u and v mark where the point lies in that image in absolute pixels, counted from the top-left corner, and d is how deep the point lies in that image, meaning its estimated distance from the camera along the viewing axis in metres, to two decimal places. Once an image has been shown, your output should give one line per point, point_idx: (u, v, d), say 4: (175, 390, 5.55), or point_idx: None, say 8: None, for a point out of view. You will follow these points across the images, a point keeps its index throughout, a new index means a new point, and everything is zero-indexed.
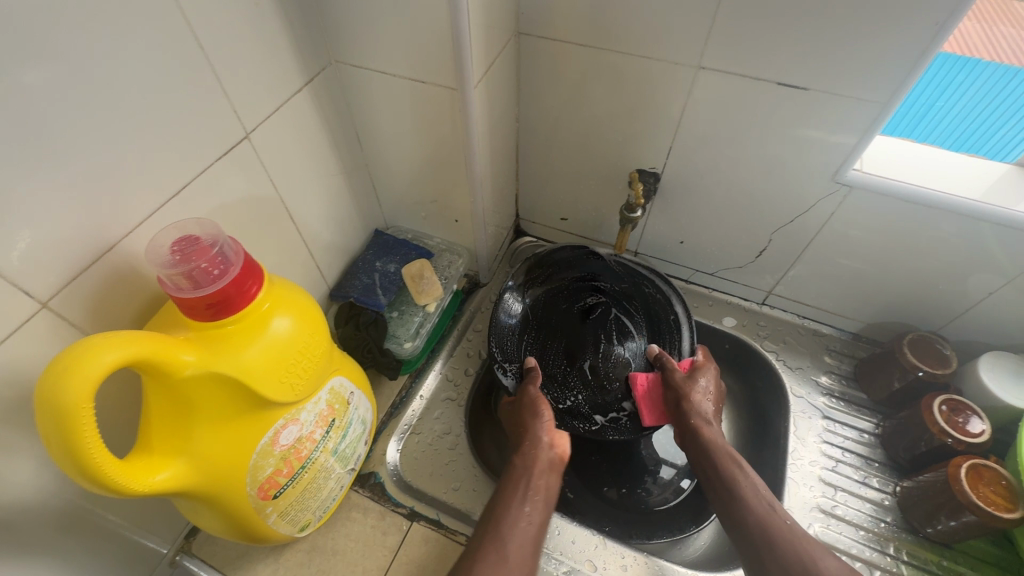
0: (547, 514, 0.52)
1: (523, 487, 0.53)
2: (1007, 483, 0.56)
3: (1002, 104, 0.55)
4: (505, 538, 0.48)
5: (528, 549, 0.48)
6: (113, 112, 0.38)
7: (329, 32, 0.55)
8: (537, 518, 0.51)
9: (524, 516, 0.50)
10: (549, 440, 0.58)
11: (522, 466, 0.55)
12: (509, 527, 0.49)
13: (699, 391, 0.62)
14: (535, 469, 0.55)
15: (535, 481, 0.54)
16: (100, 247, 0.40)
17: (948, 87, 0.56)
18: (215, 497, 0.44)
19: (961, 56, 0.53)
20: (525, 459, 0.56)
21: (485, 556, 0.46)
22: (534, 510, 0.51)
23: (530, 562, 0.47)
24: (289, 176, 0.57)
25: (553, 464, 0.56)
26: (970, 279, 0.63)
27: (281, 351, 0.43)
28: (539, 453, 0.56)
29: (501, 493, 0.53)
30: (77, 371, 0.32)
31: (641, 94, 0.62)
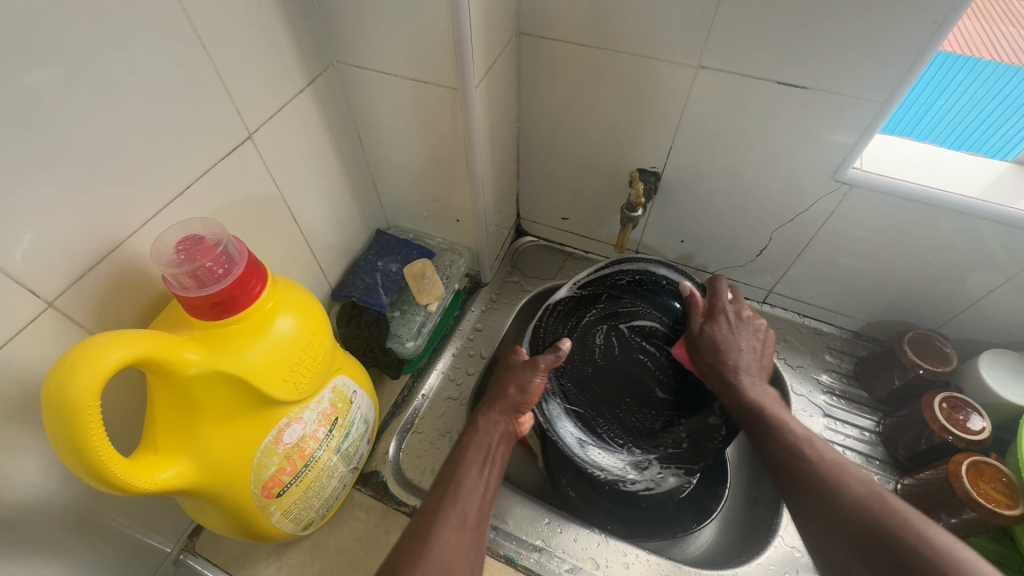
0: (497, 483, 0.52)
1: (483, 453, 0.52)
2: (1008, 480, 0.56)
3: (1002, 101, 0.56)
4: (464, 499, 0.47)
5: (483, 513, 0.47)
6: (118, 113, 0.38)
7: (331, 33, 0.55)
8: (492, 483, 0.50)
9: (482, 481, 0.49)
10: (511, 412, 0.57)
11: (486, 432, 0.54)
12: (469, 489, 0.48)
13: (716, 335, 0.63)
14: (495, 438, 0.54)
15: (492, 448, 0.53)
16: (104, 247, 0.40)
17: (948, 85, 0.56)
18: (219, 495, 0.45)
19: (962, 55, 0.53)
20: (490, 426, 0.55)
21: (445, 514, 0.45)
22: (489, 477, 0.51)
23: (482, 523, 0.47)
24: (292, 176, 0.57)
25: (508, 437, 0.56)
26: (969, 277, 0.63)
27: (284, 350, 0.44)
28: (499, 424, 0.55)
29: (461, 455, 0.51)
30: (82, 370, 0.33)
31: (641, 93, 0.62)
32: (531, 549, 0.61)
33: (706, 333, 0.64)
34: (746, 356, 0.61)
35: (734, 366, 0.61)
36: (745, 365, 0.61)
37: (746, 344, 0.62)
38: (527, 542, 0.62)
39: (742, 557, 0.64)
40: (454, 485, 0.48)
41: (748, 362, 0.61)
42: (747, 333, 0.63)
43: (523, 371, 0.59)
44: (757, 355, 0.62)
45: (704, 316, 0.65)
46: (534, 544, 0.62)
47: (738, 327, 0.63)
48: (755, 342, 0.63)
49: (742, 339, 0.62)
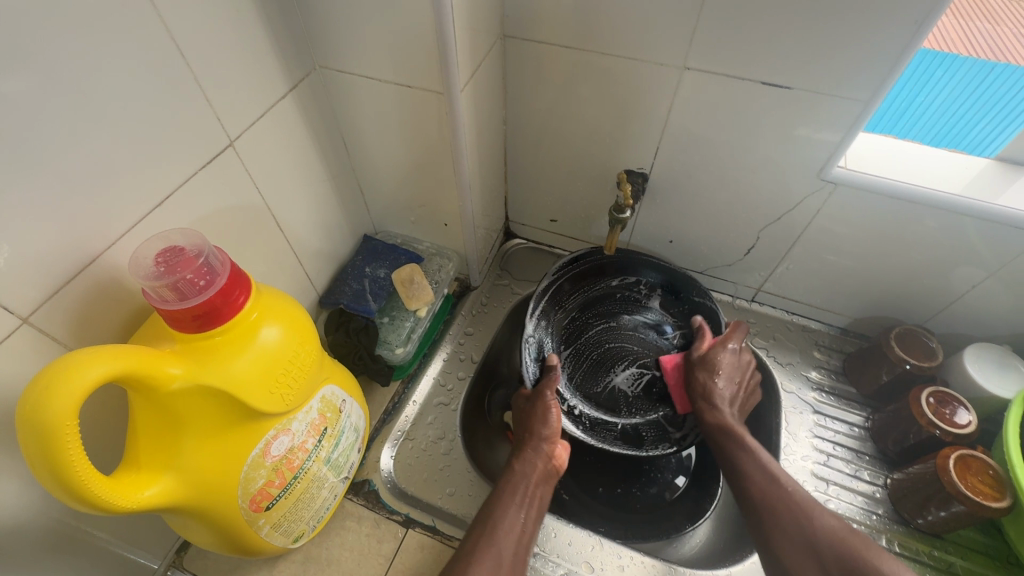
0: (535, 524, 0.55)
1: (520, 493, 0.55)
2: (995, 472, 0.57)
3: (979, 98, 0.57)
4: (500, 541, 0.51)
5: (518, 554, 0.51)
6: (93, 121, 0.37)
7: (312, 37, 0.54)
8: (529, 526, 0.54)
9: (518, 524, 0.53)
10: (548, 450, 0.59)
11: (522, 474, 0.57)
12: (505, 531, 0.51)
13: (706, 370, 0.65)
14: (533, 478, 0.57)
15: (530, 489, 0.56)
16: (81, 260, 0.39)
17: (929, 81, 0.57)
18: (206, 511, 0.44)
19: (941, 52, 0.55)
20: (525, 467, 0.58)
21: (481, 558, 0.49)
22: (525, 517, 0.54)
23: (520, 567, 0.50)
24: (275, 183, 0.56)
25: (545, 475, 0.58)
26: (954, 273, 0.64)
27: (270, 361, 0.43)
28: (537, 462, 0.58)
29: (499, 496, 0.55)
30: (59, 387, 0.32)
31: (627, 95, 0.62)
32: None
33: (705, 361, 0.65)
34: (731, 400, 0.63)
35: (714, 396, 0.63)
36: (726, 407, 0.62)
37: (733, 377, 0.64)
38: None
39: (732, 557, 0.64)
40: (491, 528, 0.51)
41: (731, 399, 0.63)
42: (733, 372, 0.65)
43: (538, 405, 0.62)
44: (739, 401, 0.64)
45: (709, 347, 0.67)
46: (528, 549, 0.61)
47: (730, 359, 0.65)
48: (738, 392, 0.64)
49: (733, 376, 0.64)
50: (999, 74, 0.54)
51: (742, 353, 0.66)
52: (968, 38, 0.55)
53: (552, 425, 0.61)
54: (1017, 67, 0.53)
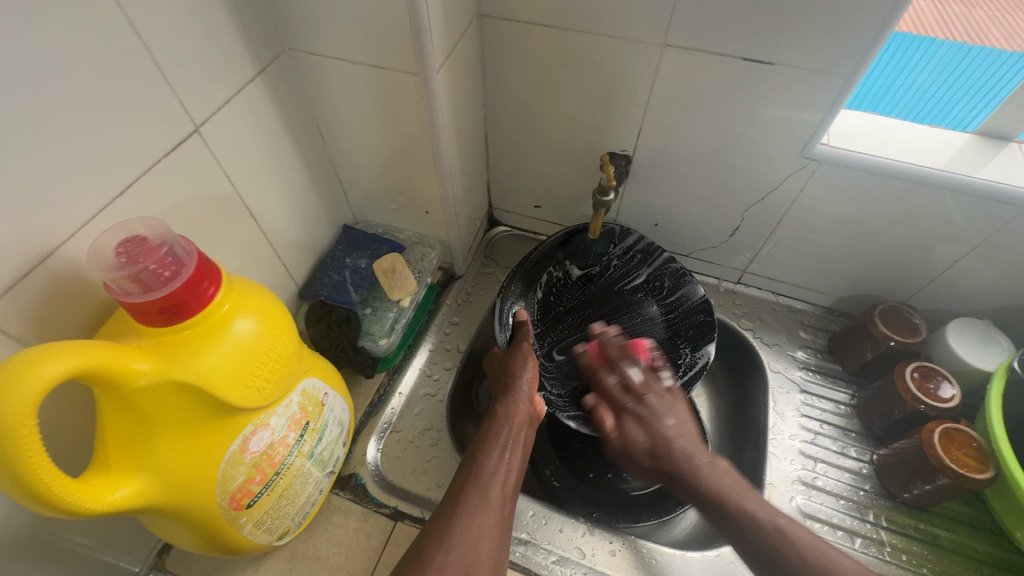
0: (521, 463, 0.54)
1: (505, 436, 0.54)
2: (979, 445, 0.57)
3: (958, 79, 0.57)
4: (487, 482, 0.50)
5: (505, 494, 0.50)
6: (42, 105, 0.35)
7: (279, 17, 0.52)
8: (515, 466, 0.53)
9: (504, 462, 0.52)
10: (528, 396, 0.59)
11: (506, 418, 0.56)
12: (491, 474, 0.50)
13: (639, 436, 0.58)
14: (516, 422, 0.56)
15: (514, 432, 0.55)
16: (36, 254, 0.37)
17: (907, 65, 0.57)
18: (184, 511, 0.42)
19: (918, 35, 0.55)
20: (509, 411, 0.57)
21: (468, 496, 0.48)
22: (511, 458, 0.53)
23: (509, 508, 0.49)
24: (246, 172, 0.54)
25: (530, 420, 0.58)
26: (938, 249, 0.64)
27: (244, 354, 0.41)
28: (520, 407, 0.57)
29: (483, 441, 0.54)
30: (15, 385, 0.30)
31: (609, 74, 0.61)
32: (516, 542, 0.60)
33: (627, 436, 0.58)
34: (676, 433, 0.56)
35: (668, 446, 0.56)
36: (681, 437, 0.56)
37: (665, 423, 0.57)
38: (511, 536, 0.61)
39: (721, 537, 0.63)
40: (477, 470, 0.51)
41: (682, 438, 0.56)
42: (658, 407, 0.59)
43: (514, 358, 0.63)
44: (688, 430, 0.57)
45: (614, 416, 0.61)
46: (519, 537, 0.60)
47: (646, 410, 0.59)
48: (677, 417, 0.58)
49: (658, 417, 0.58)
50: (975, 55, 0.54)
51: (624, 377, 0.63)
52: (946, 20, 0.54)
53: (532, 372, 0.61)
54: (992, 48, 0.53)
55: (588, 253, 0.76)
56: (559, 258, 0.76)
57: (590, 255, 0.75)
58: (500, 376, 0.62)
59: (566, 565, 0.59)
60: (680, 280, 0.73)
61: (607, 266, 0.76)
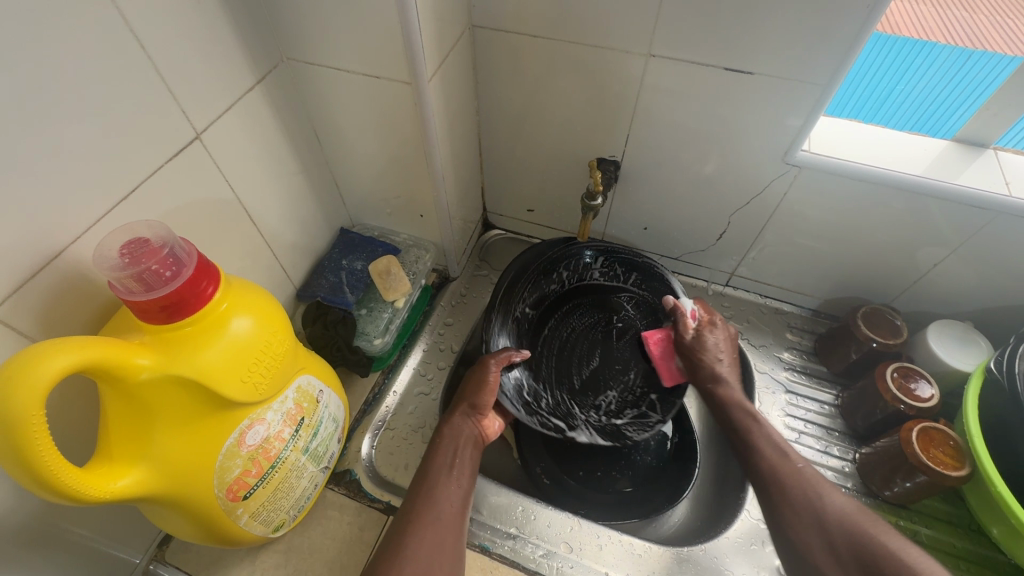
0: (470, 483, 0.55)
1: (451, 455, 0.56)
2: (955, 443, 0.59)
3: (958, 85, 0.58)
4: (437, 504, 0.51)
5: (454, 514, 0.51)
6: (53, 115, 0.37)
7: (279, 29, 0.54)
8: (464, 485, 0.54)
9: (453, 482, 0.53)
10: (473, 416, 0.60)
11: (452, 438, 0.57)
12: (440, 494, 0.51)
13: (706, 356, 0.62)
14: (461, 441, 0.57)
15: (459, 452, 0.56)
16: (45, 255, 0.39)
17: (908, 70, 0.58)
18: (182, 501, 0.44)
19: (920, 41, 0.55)
20: (454, 431, 0.58)
21: (417, 517, 0.49)
22: (458, 479, 0.54)
23: (460, 526, 0.50)
24: (246, 177, 0.57)
25: (475, 441, 0.59)
26: (919, 252, 0.66)
27: (241, 351, 0.43)
28: (464, 427, 0.59)
29: (428, 462, 0.55)
30: (22, 378, 0.32)
31: (597, 83, 0.63)
32: (505, 536, 0.62)
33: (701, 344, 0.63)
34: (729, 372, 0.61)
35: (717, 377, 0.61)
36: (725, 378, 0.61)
37: (730, 365, 0.62)
38: (501, 530, 0.62)
39: (710, 532, 0.65)
40: (427, 492, 0.52)
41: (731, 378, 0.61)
42: (725, 349, 0.63)
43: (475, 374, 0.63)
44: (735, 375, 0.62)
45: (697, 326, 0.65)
46: (508, 531, 0.62)
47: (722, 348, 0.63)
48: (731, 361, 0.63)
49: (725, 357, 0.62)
50: (976, 61, 0.55)
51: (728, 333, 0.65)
52: (947, 28, 0.55)
53: (489, 392, 0.62)
54: (995, 54, 0.54)
55: (546, 275, 0.76)
56: (517, 303, 0.74)
57: (548, 277, 0.76)
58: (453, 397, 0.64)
59: (553, 558, 0.60)
60: (635, 264, 0.75)
61: (564, 281, 0.77)
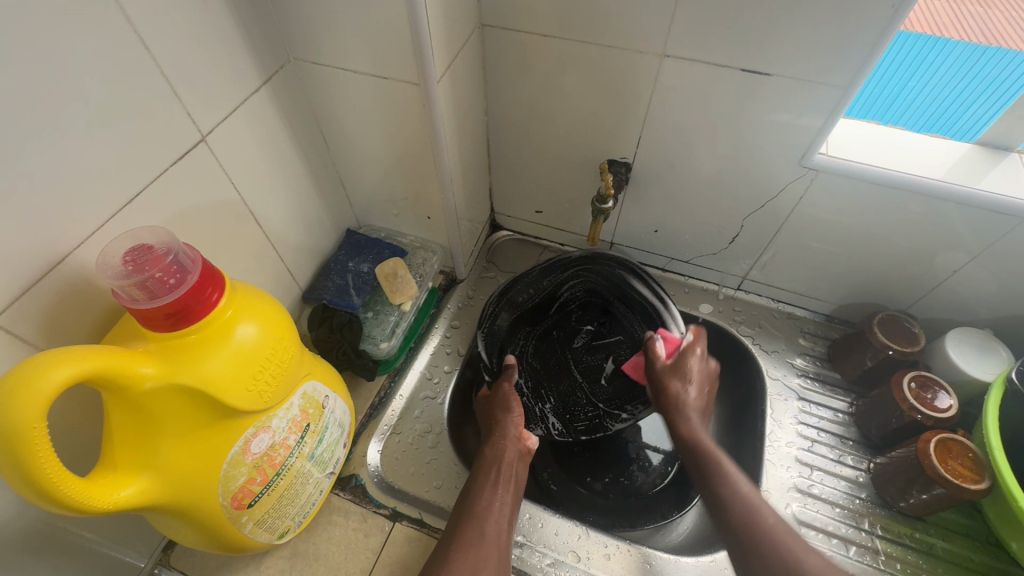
0: (515, 499, 0.57)
1: (494, 475, 0.57)
2: (975, 455, 0.58)
3: (972, 81, 0.55)
4: (481, 520, 0.53)
5: (501, 529, 0.53)
6: (56, 118, 0.37)
7: (286, 29, 0.53)
8: (508, 500, 0.56)
9: (497, 501, 0.55)
10: (515, 434, 0.61)
11: (494, 455, 0.59)
12: (485, 515, 0.53)
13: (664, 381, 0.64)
14: (503, 460, 0.59)
15: (502, 471, 0.58)
16: (47, 261, 0.39)
17: (920, 66, 0.56)
18: (186, 509, 0.44)
19: (931, 34, 0.53)
20: (497, 449, 0.59)
21: (466, 535, 0.52)
22: (503, 496, 0.56)
23: (505, 540, 0.53)
24: (251, 179, 0.56)
25: (520, 456, 0.60)
26: (937, 258, 0.64)
27: (245, 359, 0.42)
28: (505, 444, 0.60)
29: (473, 481, 0.57)
30: (23, 390, 0.31)
31: (609, 83, 0.61)
32: (511, 545, 0.61)
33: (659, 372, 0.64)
34: (693, 401, 0.62)
35: (683, 406, 0.61)
36: (687, 400, 0.62)
37: (693, 388, 0.63)
38: None
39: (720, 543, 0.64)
40: (471, 511, 0.54)
41: (698, 403, 0.62)
42: (692, 376, 0.63)
43: (503, 394, 0.64)
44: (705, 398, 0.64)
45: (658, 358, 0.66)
46: (514, 540, 0.61)
47: (687, 371, 0.63)
48: (700, 387, 0.64)
49: (694, 381, 0.63)
50: (989, 57, 0.53)
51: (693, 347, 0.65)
52: (960, 22, 0.53)
53: (517, 411, 0.63)
54: (1010, 49, 0.52)
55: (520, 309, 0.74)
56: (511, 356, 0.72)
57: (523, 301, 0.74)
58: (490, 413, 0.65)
59: (561, 568, 0.59)
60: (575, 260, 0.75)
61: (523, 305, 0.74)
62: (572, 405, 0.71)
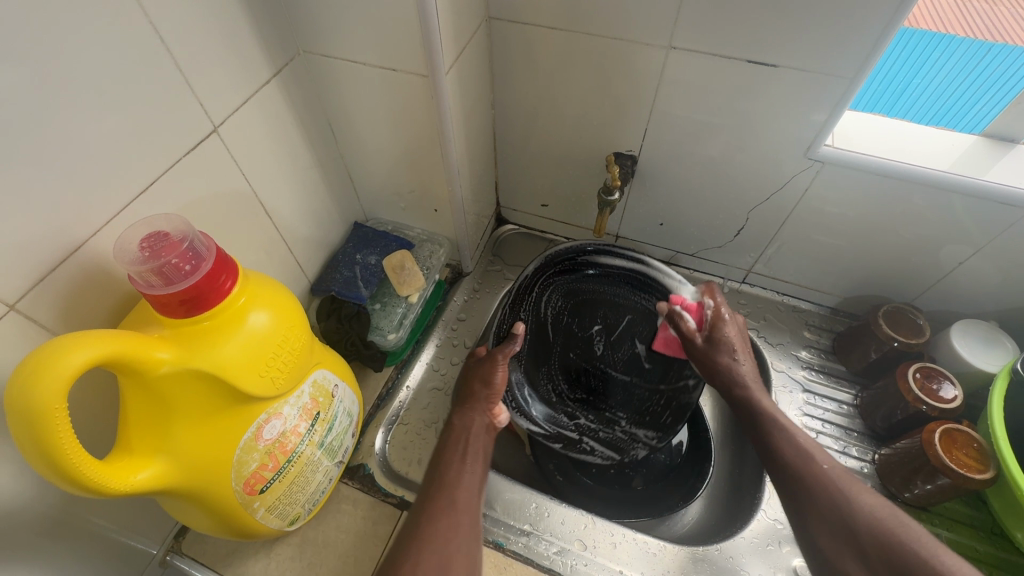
0: (484, 469, 0.56)
1: (463, 445, 0.56)
2: (979, 445, 0.58)
3: (977, 77, 0.56)
4: (452, 489, 0.51)
5: (472, 496, 0.52)
6: (73, 108, 0.37)
7: (296, 21, 0.54)
8: (478, 470, 0.55)
9: (467, 469, 0.54)
10: (486, 407, 0.60)
11: (463, 428, 0.58)
12: (455, 483, 0.52)
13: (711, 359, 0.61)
14: (471, 431, 0.58)
15: (471, 442, 0.57)
16: (64, 248, 0.39)
17: (925, 62, 0.56)
18: (199, 494, 0.44)
19: (936, 32, 0.53)
20: (466, 421, 0.59)
21: (435, 501, 0.50)
22: (473, 466, 0.55)
23: (476, 508, 0.51)
24: (262, 171, 0.56)
25: (486, 430, 0.59)
26: (943, 250, 0.64)
27: (258, 346, 0.43)
28: (474, 418, 0.59)
29: (441, 453, 0.56)
30: (45, 372, 0.32)
31: (615, 76, 0.62)
32: (519, 533, 0.62)
33: (704, 348, 0.61)
34: (743, 364, 0.60)
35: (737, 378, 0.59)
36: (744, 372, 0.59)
37: (739, 359, 0.60)
38: (514, 526, 0.62)
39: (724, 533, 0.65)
40: (441, 479, 0.52)
41: (747, 367, 0.60)
42: (728, 344, 0.61)
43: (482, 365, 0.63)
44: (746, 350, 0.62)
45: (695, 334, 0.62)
46: (521, 528, 0.62)
47: (725, 342, 0.61)
48: (740, 344, 0.62)
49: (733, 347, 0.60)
50: (995, 54, 0.53)
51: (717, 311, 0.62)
52: (966, 19, 0.54)
53: (494, 381, 0.61)
54: (1015, 46, 0.52)
55: (535, 368, 0.69)
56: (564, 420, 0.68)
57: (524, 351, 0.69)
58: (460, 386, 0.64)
59: (567, 556, 0.60)
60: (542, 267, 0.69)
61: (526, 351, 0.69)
62: (642, 409, 0.69)
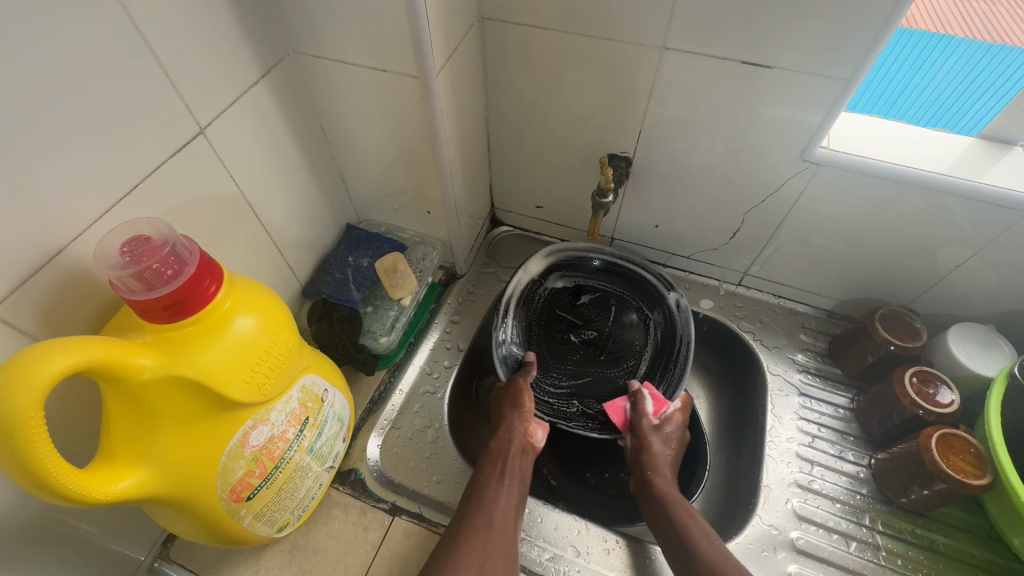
0: (522, 489, 0.58)
1: (500, 466, 0.58)
2: (976, 450, 0.57)
3: (977, 77, 0.55)
4: (488, 509, 0.54)
5: (507, 517, 0.54)
6: (53, 111, 0.37)
7: (285, 21, 0.53)
8: (514, 492, 0.57)
9: (504, 490, 0.56)
10: (524, 426, 0.62)
11: (500, 447, 0.60)
12: (492, 503, 0.54)
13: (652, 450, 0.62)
14: (509, 452, 0.60)
15: (508, 462, 0.59)
16: (45, 253, 0.39)
17: (924, 63, 0.55)
18: (184, 502, 0.44)
19: (935, 33, 0.53)
20: (503, 440, 0.60)
21: (472, 520, 0.53)
22: (511, 486, 0.57)
23: (511, 528, 0.54)
24: (251, 173, 0.56)
25: (524, 449, 0.61)
26: (940, 253, 0.64)
27: (244, 351, 0.42)
28: (512, 437, 0.61)
29: (479, 471, 0.58)
30: (21, 379, 0.31)
31: (609, 77, 0.61)
32: None
33: (643, 433, 0.63)
34: (659, 458, 0.61)
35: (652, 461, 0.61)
36: (655, 452, 0.62)
37: (659, 450, 0.62)
38: None
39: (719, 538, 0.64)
40: (478, 498, 0.55)
41: (664, 451, 0.62)
42: (661, 446, 0.62)
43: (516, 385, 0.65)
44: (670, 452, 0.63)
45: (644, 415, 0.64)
46: None
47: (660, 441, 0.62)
48: (666, 446, 0.63)
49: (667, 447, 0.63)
50: (994, 54, 0.52)
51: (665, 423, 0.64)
52: (964, 18, 0.53)
53: (529, 404, 0.63)
54: (1014, 46, 0.51)
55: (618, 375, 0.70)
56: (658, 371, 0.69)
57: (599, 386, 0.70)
58: (495, 407, 0.66)
59: (560, 562, 0.59)
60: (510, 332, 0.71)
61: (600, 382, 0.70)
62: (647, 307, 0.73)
